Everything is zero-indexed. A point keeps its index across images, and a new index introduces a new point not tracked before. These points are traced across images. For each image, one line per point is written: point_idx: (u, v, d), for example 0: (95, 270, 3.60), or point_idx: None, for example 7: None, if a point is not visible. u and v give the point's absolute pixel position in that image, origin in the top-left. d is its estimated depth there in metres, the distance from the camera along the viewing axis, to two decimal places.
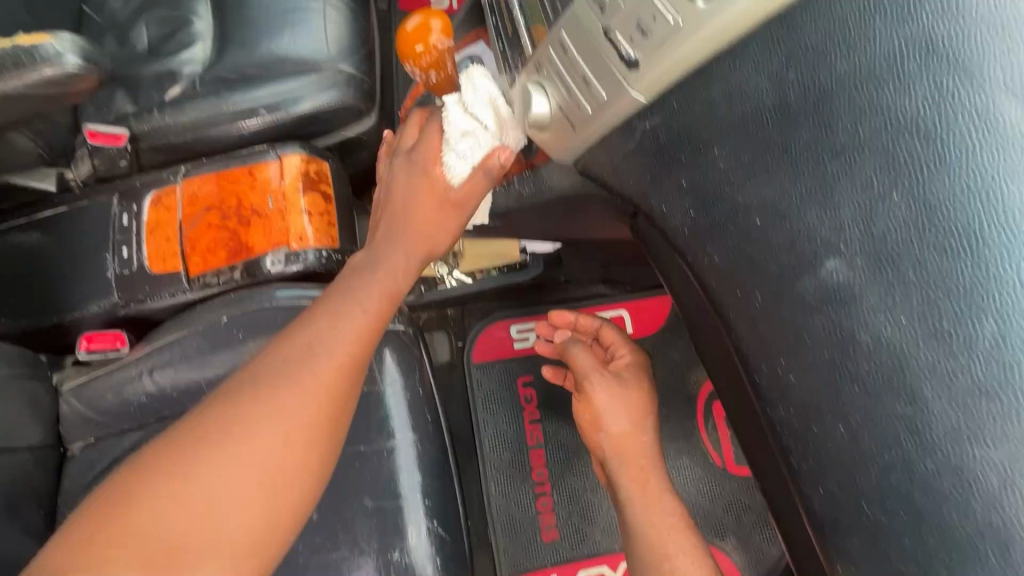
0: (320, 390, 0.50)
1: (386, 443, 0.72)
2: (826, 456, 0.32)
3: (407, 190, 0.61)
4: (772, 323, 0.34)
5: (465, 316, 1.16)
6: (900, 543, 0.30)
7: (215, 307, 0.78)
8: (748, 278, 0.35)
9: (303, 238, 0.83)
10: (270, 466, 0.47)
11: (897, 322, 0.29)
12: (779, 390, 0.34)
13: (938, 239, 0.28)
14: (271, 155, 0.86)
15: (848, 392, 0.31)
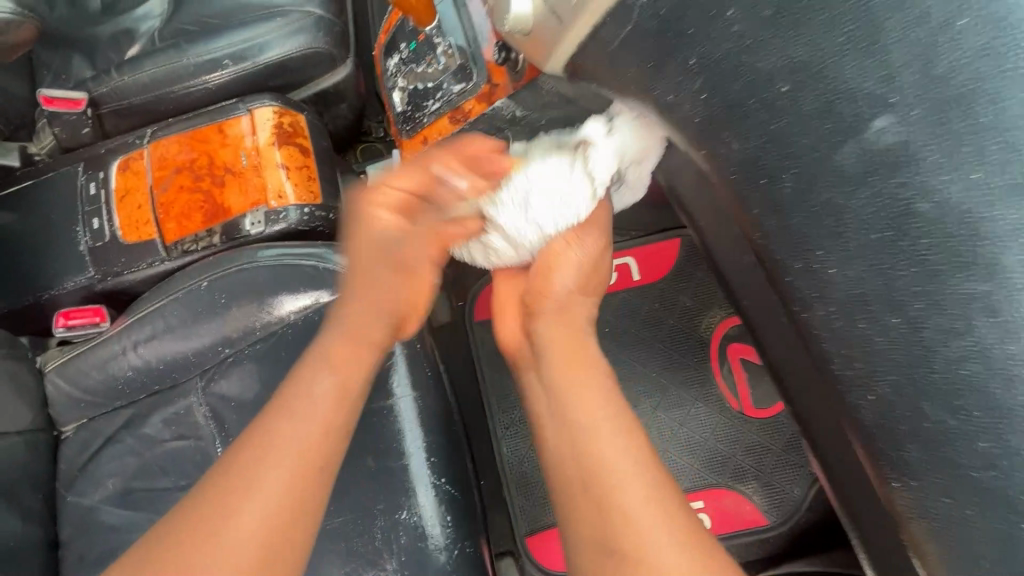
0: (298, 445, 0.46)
1: (386, 401, 0.69)
2: (877, 356, 0.31)
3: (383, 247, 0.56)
4: (808, 208, 0.33)
5: (463, 275, 1.11)
6: (977, 447, 0.28)
7: (195, 273, 0.74)
8: (778, 164, 0.33)
9: (282, 195, 0.77)
10: (272, 515, 0.43)
11: (965, 178, 0.28)
12: (818, 282, 0.33)
13: (1016, 66, 0.27)
14: (241, 109, 0.80)
15: (903, 269, 0.30)
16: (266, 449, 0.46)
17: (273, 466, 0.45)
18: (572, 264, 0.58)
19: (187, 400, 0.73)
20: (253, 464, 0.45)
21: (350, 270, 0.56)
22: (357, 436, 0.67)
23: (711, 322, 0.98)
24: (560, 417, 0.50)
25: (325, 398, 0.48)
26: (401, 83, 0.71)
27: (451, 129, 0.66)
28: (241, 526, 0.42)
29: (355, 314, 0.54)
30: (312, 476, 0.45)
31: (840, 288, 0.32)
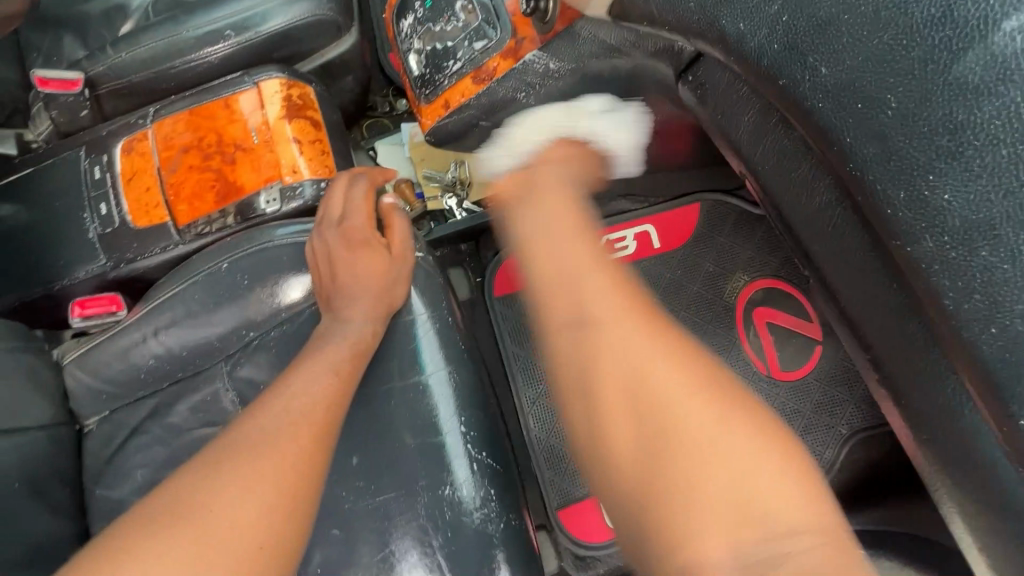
0: (297, 415, 0.55)
1: (420, 377, 0.67)
2: (978, 269, 0.33)
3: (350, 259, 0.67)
4: (904, 134, 0.36)
5: (480, 250, 1.09)
6: None
7: (212, 255, 0.71)
8: (881, 82, 0.36)
9: (297, 171, 0.74)
10: (250, 491, 0.47)
11: None
12: (926, 199, 0.35)
13: None
14: (247, 83, 0.77)
15: (1018, 182, 0.32)
16: (220, 452, 0.50)
17: (259, 457, 0.50)
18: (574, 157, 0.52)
19: (212, 387, 0.71)
20: (213, 465, 0.49)
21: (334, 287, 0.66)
22: (392, 412, 0.66)
23: (736, 286, 0.96)
24: (574, 302, 0.41)
25: (295, 412, 0.55)
26: (417, 45, 0.67)
27: (475, 90, 0.62)
28: (178, 528, 0.44)
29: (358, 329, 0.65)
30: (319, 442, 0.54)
31: (948, 205, 0.34)
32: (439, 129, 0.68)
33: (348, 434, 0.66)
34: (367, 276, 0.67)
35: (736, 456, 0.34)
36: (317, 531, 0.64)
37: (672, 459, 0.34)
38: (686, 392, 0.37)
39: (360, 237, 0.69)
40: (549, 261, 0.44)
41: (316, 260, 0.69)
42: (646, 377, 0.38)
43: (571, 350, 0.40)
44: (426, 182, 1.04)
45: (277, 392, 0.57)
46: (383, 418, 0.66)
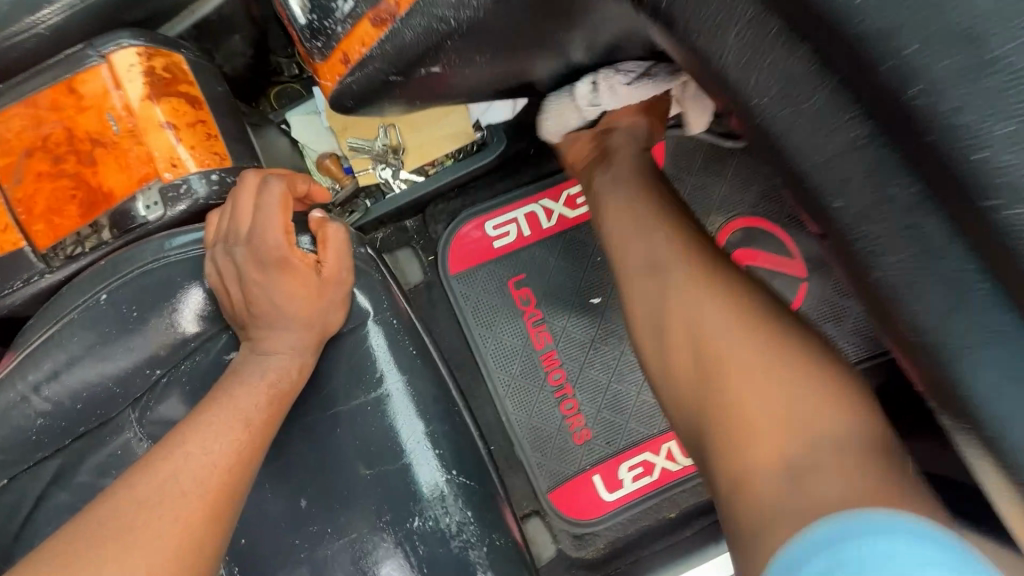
0: (191, 479, 0.46)
1: (370, 395, 0.57)
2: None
3: (267, 283, 0.54)
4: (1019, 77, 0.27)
5: (429, 224, 0.97)
6: None
7: (85, 284, 0.57)
8: None
9: (178, 164, 0.60)
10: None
11: None
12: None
13: None
14: (92, 57, 0.60)
15: None
16: (102, 521, 0.43)
17: (141, 535, 0.43)
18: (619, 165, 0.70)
19: (122, 438, 0.59)
20: (89, 545, 0.42)
21: (251, 313, 0.55)
22: (342, 440, 0.56)
23: (711, 230, 0.88)
24: (649, 261, 0.59)
25: (197, 471, 0.47)
26: None
27: (375, 35, 0.47)
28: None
29: (271, 368, 0.54)
30: (217, 507, 0.46)
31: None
32: (345, 91, 0.53)
33: (293, 473, 0.56)
34: (291, 304, 0.54)
35: (776, 375, 0.48)
36: None
37: (725, 377, 0.49)
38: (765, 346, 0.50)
39: (276, 258, 0.54)
40: (616, 226, 0.64)
41: (223, 281, 0.55)
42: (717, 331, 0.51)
43: (654, 295, 0.57)
44: (353, 155, 0.90)
45: (171, 444, 0.48)
46: (332, 448, 0.56)
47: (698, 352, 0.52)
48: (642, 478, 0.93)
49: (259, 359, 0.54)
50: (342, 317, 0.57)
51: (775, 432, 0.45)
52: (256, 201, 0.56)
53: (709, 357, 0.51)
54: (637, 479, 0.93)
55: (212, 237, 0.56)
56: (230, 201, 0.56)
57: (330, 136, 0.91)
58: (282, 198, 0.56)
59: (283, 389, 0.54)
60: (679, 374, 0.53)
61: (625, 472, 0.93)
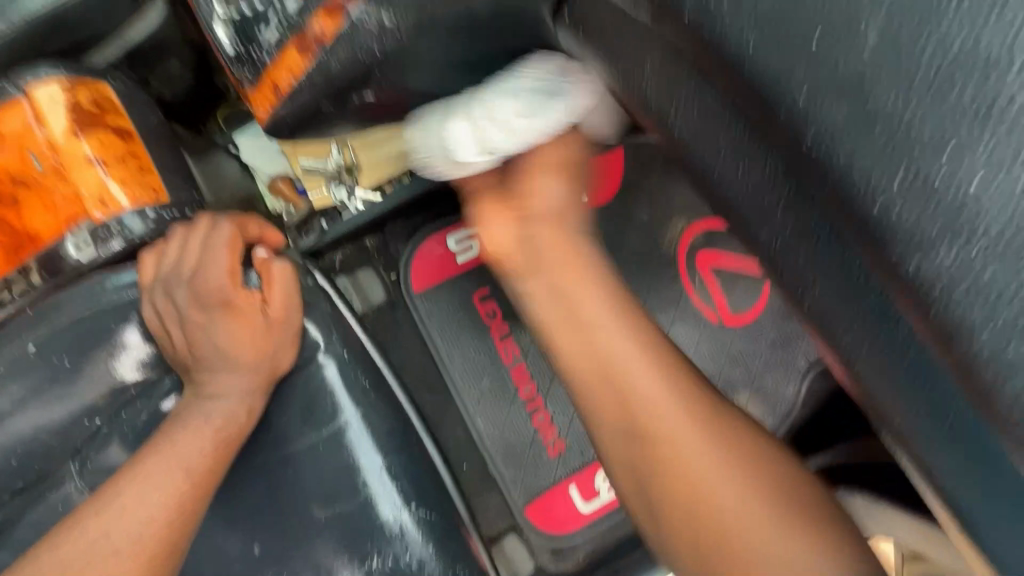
0: (125, 536, 0.45)
1: (323, 433, 0.54)
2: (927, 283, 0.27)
3: (210, 325, 0.53)
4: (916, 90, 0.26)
5: (389, 242, 0.95)
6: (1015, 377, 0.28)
7: (13, 335, 0.54)
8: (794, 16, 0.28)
9: (108, 201, 0.57)
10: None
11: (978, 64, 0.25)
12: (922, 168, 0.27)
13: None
14: (10, 91, 0.56)
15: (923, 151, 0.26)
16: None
17: None
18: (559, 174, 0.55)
19: (61, 493, 0.56)
20: None
21: (192, 356, 0.53)
22: (295, 482, 0.54)
23: (674, 233, 0.88)
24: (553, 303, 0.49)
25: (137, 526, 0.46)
26: (221, 12, 0.50)
27: (304, 65, 0.46)
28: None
29: (216, 411, 0.51)
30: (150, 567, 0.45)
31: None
32: (279, 121, 0.51)
33: (244, 519, 0.53)
34: (232, 346, 0.52)
35: (665, 403, 0.45)
36: None
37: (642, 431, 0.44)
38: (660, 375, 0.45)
39: (219, 299, 0.53)
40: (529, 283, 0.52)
41: (162, 324, 0.53)
42: (630, 373, 0.45)
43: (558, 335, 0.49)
44: (306, 176, 0.87)
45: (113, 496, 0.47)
46: (284, 491, 0.54)
47: (602, 383, 0.46)
48: None
49: (202, 403, 0.51)
50: (291, 357, 0.54)
51: (684, 504, 0.43)
52: (202, 242, 0.55)
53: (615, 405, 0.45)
54: None
55: (145, 280, 0.54)
56: (174, 241, 0.55)
57: (279, 158, 0.88)
58: (230, 238, 0.55)
59: (230, 433, 0.51)
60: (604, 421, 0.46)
61: (600, 482, 0.93)
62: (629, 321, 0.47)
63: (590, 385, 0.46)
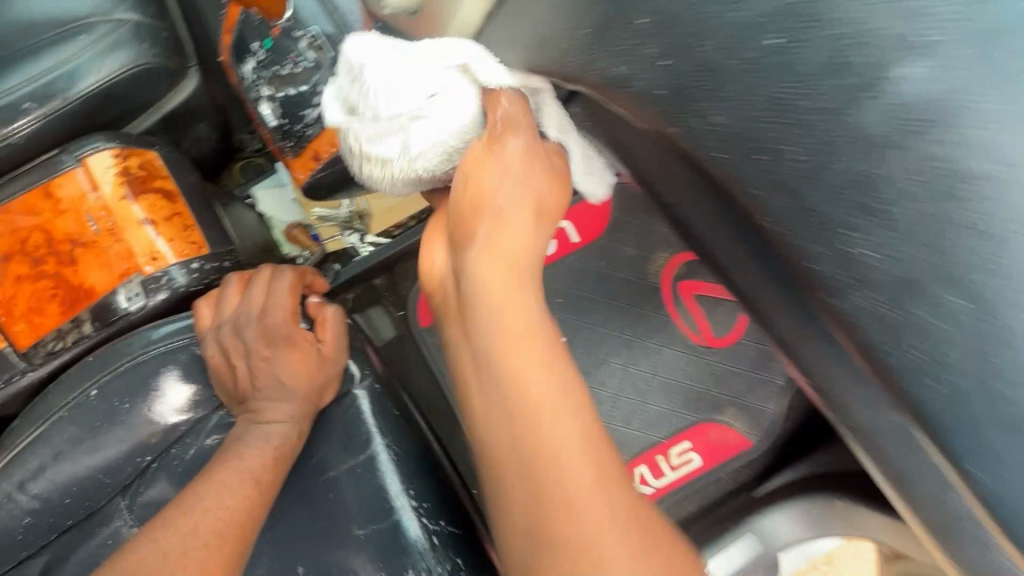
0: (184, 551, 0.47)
1: (359, 457, 0.60)
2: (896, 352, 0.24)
3: (273, 360, 0.59)
4: (916, 218, 0.22)
5: (396, 281, 1.01)
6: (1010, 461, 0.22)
7: (74, 379, 0.59)
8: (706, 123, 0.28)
9: (158, 256, 0.63)
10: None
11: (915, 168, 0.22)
12: (857, 274, 0.24)
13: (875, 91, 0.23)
14: (69, 161, 0.63)
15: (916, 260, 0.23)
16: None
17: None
18: (517, 211, 0.43)
19: (112, 527, 0.60)
20: None
21: (254, 389, 0.58)
22: (335, 503, 0.59)
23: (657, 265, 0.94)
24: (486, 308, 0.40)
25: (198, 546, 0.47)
26: (267, 91, 0.58)
27: None
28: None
29: (273, 434, 0.56)
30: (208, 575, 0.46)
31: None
32: (316, 183, 0.59)
33: (286, 541, 0.58)
34: (290, 375, 0.58)
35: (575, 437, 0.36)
36: None
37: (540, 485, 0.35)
38: (596, 466, 0.35)
39: (282, 336, 0.60)
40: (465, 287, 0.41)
41: (226, 360, 0.59)
42: (556, 447, 0.36)
43: (484, 332, 0.39)
44: (320, 222, 0.96)
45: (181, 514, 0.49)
46: (325, 512, 0.59)
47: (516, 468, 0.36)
48: None
49: (255, 429, 0.56)
50: (334, 392, 0.61)
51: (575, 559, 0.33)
52: (268, 287, 0.62)
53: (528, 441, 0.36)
54: None
55: (208, 321, 0.60)
56: (242, 287, 0.61)
57: (296, 208, 0.96)
58: (293, 284, 0.62)
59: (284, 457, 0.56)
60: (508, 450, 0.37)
61: None
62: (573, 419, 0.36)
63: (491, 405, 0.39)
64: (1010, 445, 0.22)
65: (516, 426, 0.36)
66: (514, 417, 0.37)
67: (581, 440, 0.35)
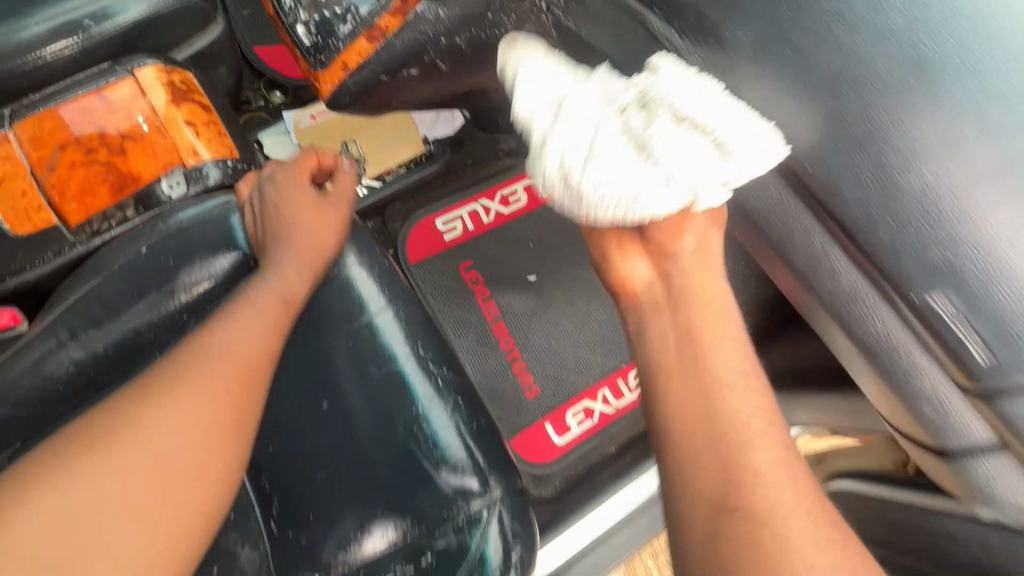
0: (225, 366, 0.55)
1: (365, 319, 0.70)
2: (883, 233, 0.44)
3: (284, 205, 0.72)
4: (911, 177, 0.43)
5: (388, 224, 1.14)
6: (934, 274, 0.43)
7: (119, 247, 0.67)
8: (790, 80, 0.46)
9: (197, 152, 0.74)
10: (148, 481, 0.46)
11: (927, 149, 0.42)
12: (866, 196, 0.44)
13: (905, 83, 0.43)
14: (120, 72, 0.74)
15: (896, 184, 0.43)
16: (128, 431, 0.48)
17: (184, 396, 0.52)
18: (701, 252, 0.56)
19: None
20: (135, 404, 0.50)
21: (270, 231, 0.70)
22: (351, 352, 0.69)
23: None
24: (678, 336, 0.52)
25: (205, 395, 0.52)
26: (303, 16, 0.71)
27: (371, 47, 0.68)
28: (49, 496, 0.44)
29: (299, 264, 0.67)
30: (239, 390, 0.55)
31: (821, 72, 0.45)
32: (343, 90, 0.72)
33: (309, 384, 0.68)
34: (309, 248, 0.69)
35: (748, 401, 0.48)
36: (301, 481, 0.67)
37: (724, 432, 0.46)
38: (767, 421, 0.47)
39: (290, 184, 0.74)
40: (648, 295, 0.57)
41: (251, 216, 0.71)
42: (737, 410, 0.47)
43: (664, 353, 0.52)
44: None
45: (190, 368, 0.54)
46: (344, 360, 0.69)
47: (705, 418, 0.47)
48: (585, 421, 1.11)
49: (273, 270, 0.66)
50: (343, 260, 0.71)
51: (740, 476, 0.44)
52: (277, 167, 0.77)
53: (717, 410, 0.47)
54: (581, 423, 1.11)
55: (234, 198, 0.72)
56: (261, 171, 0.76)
57: (298, 150, 1.08)
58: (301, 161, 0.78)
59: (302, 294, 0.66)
60: (703, 409, 0.48)
61: (571, 418, 1.11)
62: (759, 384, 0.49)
63: (682, 390, 0.49)
64: (924, 271, 0.43)
65: (693, 359, 0.50)
66: (687, 343, 0.51)
67: (759, 402, 0.48)
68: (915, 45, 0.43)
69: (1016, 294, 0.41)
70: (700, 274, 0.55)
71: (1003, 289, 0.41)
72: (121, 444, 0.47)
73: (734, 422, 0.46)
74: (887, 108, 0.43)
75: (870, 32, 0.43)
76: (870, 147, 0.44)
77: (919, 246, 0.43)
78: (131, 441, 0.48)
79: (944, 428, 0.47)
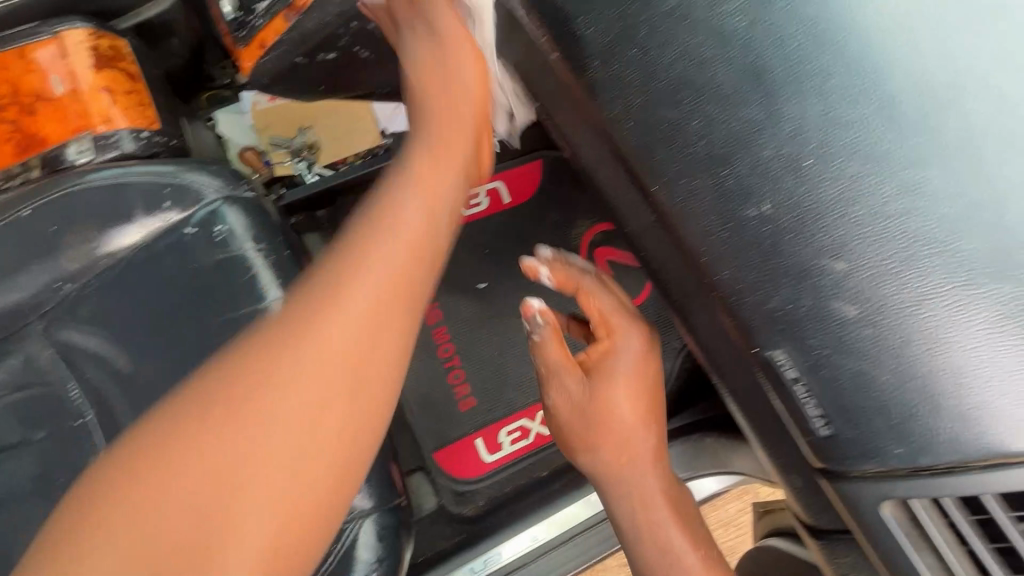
0: (326, 365, 0.42)
1: (257, 306, 0.67)
2: (732, 274, 0.44)
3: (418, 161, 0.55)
4: (749, 217, 0.42)
5: (338, 213, 1.06)
6: (775, 324, 0.43)
7: (10, 205, 0.66)
8: (642, 96, 0.44)
9: (110, 120, 0.72)
10: (288, 482, 0.39)
11: (765, 187, 0.41)
12: (707, 233, 0.44)
13: (741, 116, 0.41)
14: (46, 32, 0.70)
15: (738, 223, 0.42)
16: (246, 424, 0.40)
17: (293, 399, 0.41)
18: (638, 363, 0.68)
19: (26, 349, 0.65)
20: (221, 416, 0.40)
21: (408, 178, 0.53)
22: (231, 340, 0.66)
23: (578, 233, 1.08)
24: (628, 458, 0.65)
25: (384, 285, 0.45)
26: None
27: (283, 26, 0.66)
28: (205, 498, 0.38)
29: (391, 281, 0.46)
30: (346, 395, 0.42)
31: (666, 79, 0.43)
32: (260, 70, 0.69)
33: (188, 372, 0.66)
34: (454, 135, 0.58)
35: (663, 505, 0.64)
36: None
37: (653, 542, 0.63)
38: (680, 523, 0.64)
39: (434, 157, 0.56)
40: (613, 418, 0.65)
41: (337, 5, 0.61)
42: (656, 512, 0.64)
43: (627, 478, 0.65)
44: (272, 150, 1.05)
45: (339, 282, 0.45)
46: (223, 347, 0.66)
47: (640, 527, 0.64)
48: (519, 441, 1.05)
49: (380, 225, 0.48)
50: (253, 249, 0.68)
51: None
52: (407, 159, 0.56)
53: (638, 514, 0.64)
54: (516, 442, 1.05)
55: (134, 166, 0.68)
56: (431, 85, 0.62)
57: (253, 132, 1.06)
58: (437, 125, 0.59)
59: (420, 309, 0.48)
60: (640, 519, 0.64)
61: (504, 436, 1.04)
62: (683, 518, 0.64)
63: (623, 503, 0.65)
64: (760, 319, 0.43)
65: (624, 477, 0.65)
66: (621, 452, 0.65)
67: (670, 502, 0.65)
68: (750, 74, 0.40)
69: (847, 355, 0.41)
70: (634, 404, 0.66)
71: (834, 350, 0.41)
72: (239, 434, 0.39)
73: (657, 525, 0.63)
74: (724, 141, 0.42)
75: (704, 55, 0.41)
76: (713, 182, 0.43)
77: (756, 290, 0.43)
78: (245, 433, 0.39)
79: (811, 484, 0.47)
